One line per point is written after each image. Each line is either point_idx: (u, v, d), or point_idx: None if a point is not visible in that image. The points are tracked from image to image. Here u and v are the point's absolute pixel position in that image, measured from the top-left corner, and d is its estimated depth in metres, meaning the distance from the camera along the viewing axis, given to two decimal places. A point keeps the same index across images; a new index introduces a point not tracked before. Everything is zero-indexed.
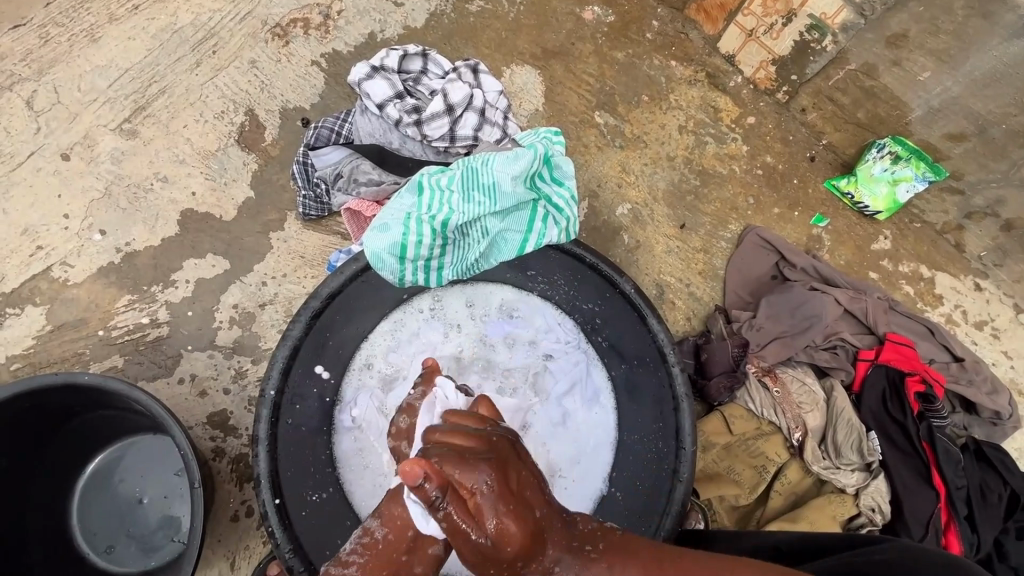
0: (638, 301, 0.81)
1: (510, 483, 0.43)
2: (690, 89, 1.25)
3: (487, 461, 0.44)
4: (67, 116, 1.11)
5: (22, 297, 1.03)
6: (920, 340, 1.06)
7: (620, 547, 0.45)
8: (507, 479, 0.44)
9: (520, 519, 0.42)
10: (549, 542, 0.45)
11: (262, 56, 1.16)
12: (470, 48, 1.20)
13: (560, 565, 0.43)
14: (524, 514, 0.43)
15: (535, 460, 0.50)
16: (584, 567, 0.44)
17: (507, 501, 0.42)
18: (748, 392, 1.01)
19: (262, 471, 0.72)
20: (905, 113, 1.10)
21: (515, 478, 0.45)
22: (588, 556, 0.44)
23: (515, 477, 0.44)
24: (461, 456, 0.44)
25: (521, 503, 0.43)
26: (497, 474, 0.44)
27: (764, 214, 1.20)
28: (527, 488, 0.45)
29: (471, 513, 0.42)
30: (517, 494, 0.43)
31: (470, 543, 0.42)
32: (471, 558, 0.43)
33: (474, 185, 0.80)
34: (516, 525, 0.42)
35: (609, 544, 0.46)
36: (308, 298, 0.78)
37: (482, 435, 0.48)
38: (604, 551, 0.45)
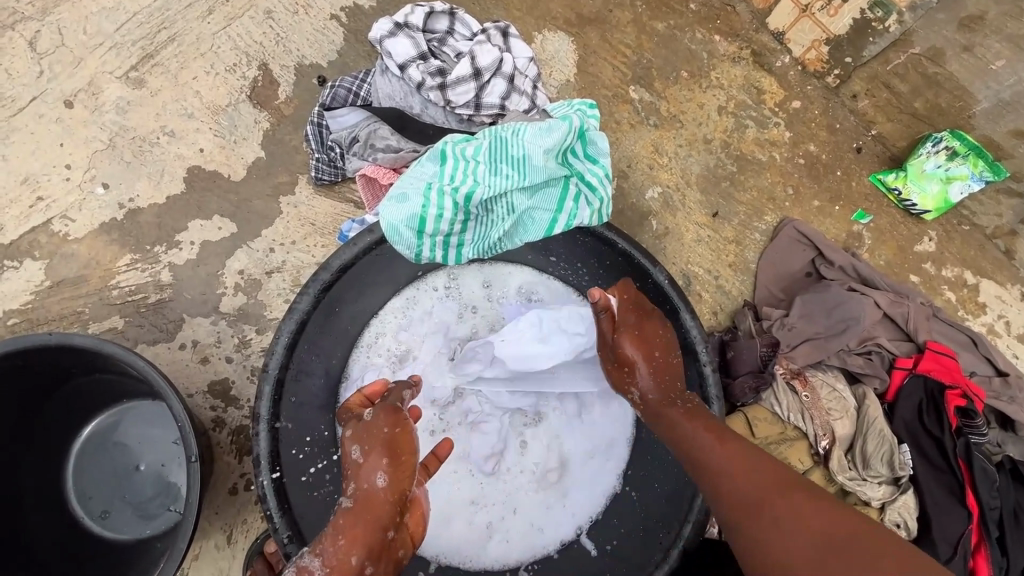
0: (671, 293, 0.75)
1: (643, 330, 0.69)
2: (733, 68, 1.16)
3: (634, 312, 0.71)
4: (71, 60, 1.05)
5: (21, 250, 0.98)
6: (961, 351, 1.00)
7: (693, 412, 0.64)
8: (643, 329, 0.69)
9: (644, 349, 0.69)
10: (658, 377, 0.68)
11: (279, 7, 1.09)
12: (500, 9, 1.12)
13: (650, 387, 0.68)
14: (651, 350, 0.69)
15: (635, 340, 0.69)
16: (661, 398, 0.67)
17: (639, 339, 0.69)
18: (775, 395, 0.96)
19: (263, 451, 0.67)
20: (969, 105, 1.02)
21: (649, 332, 0.70)
22: (671, 401, 0.67)
23: (649, 330, 0.70)
24: (632, 308, 0.71)
25: (653, 347, 0.69)
26: (642, 327, 0.69)
27: (803, 206, 1.13)
28: (660, 343, 0.70)
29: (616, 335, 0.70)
30: (645, 340, 0.69)
31: (610, 352, 0.72)
32: (610, 366, 0.72)
33: (502, 157, 0.74)
34: (642, 354, 0.68)
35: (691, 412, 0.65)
36: (318, 270, 0.71)
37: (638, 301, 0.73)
38: (678, 403, 0.67)
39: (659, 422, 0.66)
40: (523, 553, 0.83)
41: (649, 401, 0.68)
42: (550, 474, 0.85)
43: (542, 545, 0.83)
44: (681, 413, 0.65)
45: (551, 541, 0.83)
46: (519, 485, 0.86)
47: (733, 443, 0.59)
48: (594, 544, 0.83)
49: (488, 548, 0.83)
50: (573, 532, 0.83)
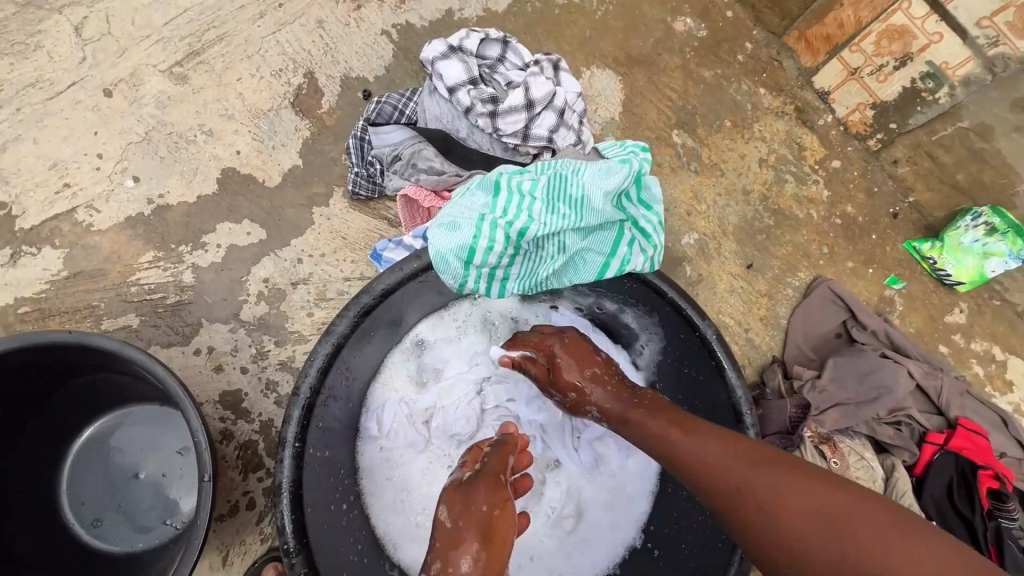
0: (718, 351, 0.71)
1: (570, 347, 0.73)
2: (776, 121, 1.16)
3: (557, 339, 0.74)
4: (116, 50, 1.03)
5: (42, 237, 0.95)
6: (993, 431, 0.98)
7: (660, 405, 0.65)
8: (569, 344, 0.74)
9: (576, 366, 0.72)
10: (609, 380, 0.71)
11: (331, 17, 1.08)
12: (550, 42, 1.12)
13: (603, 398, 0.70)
14: (581, 363, 0.72)
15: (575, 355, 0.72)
16: (626, 408, 0.67)
17: (576, 357, 0.72)
18: (804, 458, 0.92)
19: (285, 481, 0.62)
20: (1013, 183, 1.00)
21: (579, 346, 0.74)
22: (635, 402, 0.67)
23: (577, 343, 0.74)
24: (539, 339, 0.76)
25: (585, 355, 0.73)
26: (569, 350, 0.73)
27: (837, 265, 1.12)
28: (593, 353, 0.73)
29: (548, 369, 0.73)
30: (576, 352, 0.73)
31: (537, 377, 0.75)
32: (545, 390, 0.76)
33: (559, 195, 0.72)
34: (577, 367, 0.71)
35: (654, 404, 0.66)
36: (360, 292, 0.67)
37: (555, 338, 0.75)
38: (641, 403, 0.66)
39: (625, 429, 0.66)
40: None
41: (608, 411, 0.69)
42: (564, 521, 0.82)
43: None
44: (645, 413, 0.64)
45: None
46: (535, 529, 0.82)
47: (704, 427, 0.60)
48: None
49: None
50: None
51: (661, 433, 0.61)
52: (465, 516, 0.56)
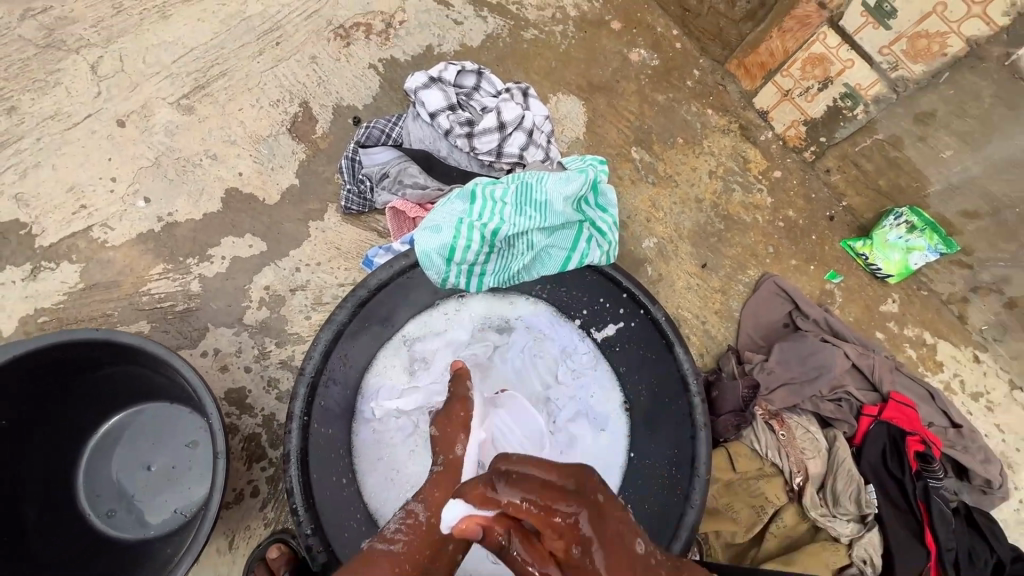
0: (668, 330, 0.83)
1: (603, 534, 0.43)
2: (723, 138, 1.30)
3: (572, 492, 0.44)
4: (128, 85, 1.14)
5: (60, 253, 1.04)
6: (921, 403, 1.11)
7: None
8: (599, 523, 0.43)
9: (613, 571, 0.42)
10: (655, 573, 0.45)
11: (323, 54, 1.21)
12: (520, 72, 1.26)
13: None
14: (618, 568, 0.43)
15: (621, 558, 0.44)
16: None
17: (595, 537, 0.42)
18: (755, 433, 1.05)
19: (292, 449, 0.72)
20: (924, 185, 1.15)
21: (614, 533, 0.44)
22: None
23: (610, 522, 0.44)
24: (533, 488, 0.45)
25: (619, 545, 0.44)
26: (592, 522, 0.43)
27: (782, 263, 1.25)
28: (621, 526, 0.45)
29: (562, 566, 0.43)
30: (608, 539, 0.43)
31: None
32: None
33: (526, 201, 0.85)
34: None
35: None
36: (356, 286, 0.77)
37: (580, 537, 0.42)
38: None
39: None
40: None
41: None
42: None
43: None
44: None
45: None
46: None
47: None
48: None
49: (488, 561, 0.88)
50: None
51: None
52: (449, 422, 0.77)
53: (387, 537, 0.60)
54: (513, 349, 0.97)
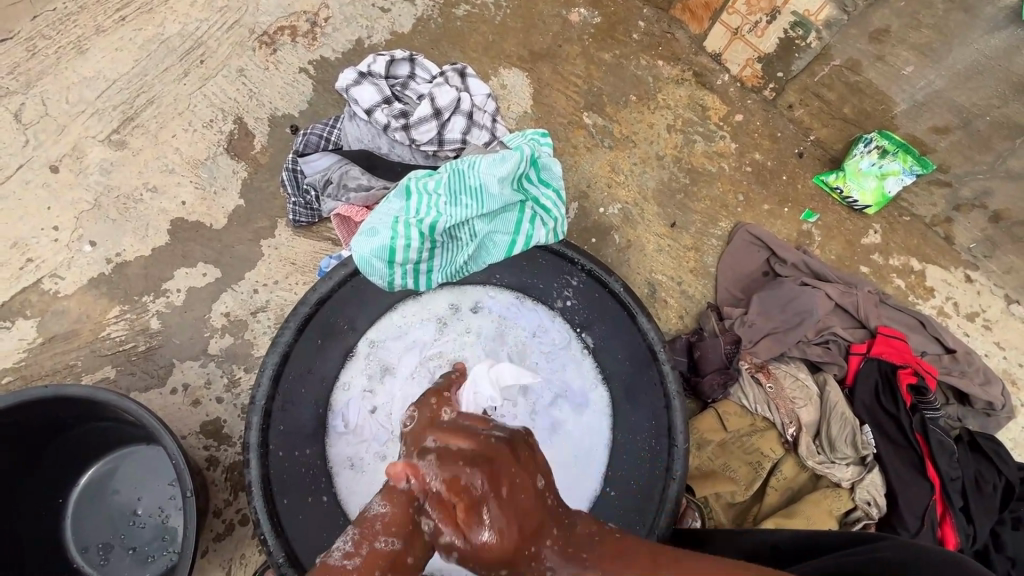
0: (629, 301, 0.83)
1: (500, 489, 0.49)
2: (677, 88, 1.23)
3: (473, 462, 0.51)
4: (56, 128, 1.11)
5: (13, 310, 1.03)
6: (910, 333, 1.09)
7: (616, 554, 0.48)
8: (500, 484, 0.50)
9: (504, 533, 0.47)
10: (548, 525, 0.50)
11: (250, 65, 1.16)
12: (457, 52, 1.20)
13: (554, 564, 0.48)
14: (510, 528, 0.48)
15: (495, 505, 0.49)
16: (577, 569, 0.47)
17: (500, 506, 0.49)
18: (742, 389, 1.03)
19: (253, 478, 0.73)
20: (890, 107, 1.10)
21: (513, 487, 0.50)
22: (576, 554, 0.48)
23: (509, 482, 0.50)
24: (461, 449, 0.54)
25: (514, 513, 0.49)
26: (495, 483, 0.50)
27: (754, 210, 1.20)
28: (528, 498, 0.51)
29: (463, 528, 0.48)
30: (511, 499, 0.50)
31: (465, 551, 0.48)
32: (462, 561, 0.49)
33: (460, 188, 0.86)
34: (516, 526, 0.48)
35: (604, 550, 0.48)
36: (297, 304, 0.79)
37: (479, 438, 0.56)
38: (601, 557, 0.48)
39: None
40: None
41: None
42: None
43: None
44: None
45: None
46: None
47: (675, 562, 0.46)
48: None
49: None
50: None
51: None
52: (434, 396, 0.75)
53: (341, 553, 0.47)
54: (482, 339, 0.93)
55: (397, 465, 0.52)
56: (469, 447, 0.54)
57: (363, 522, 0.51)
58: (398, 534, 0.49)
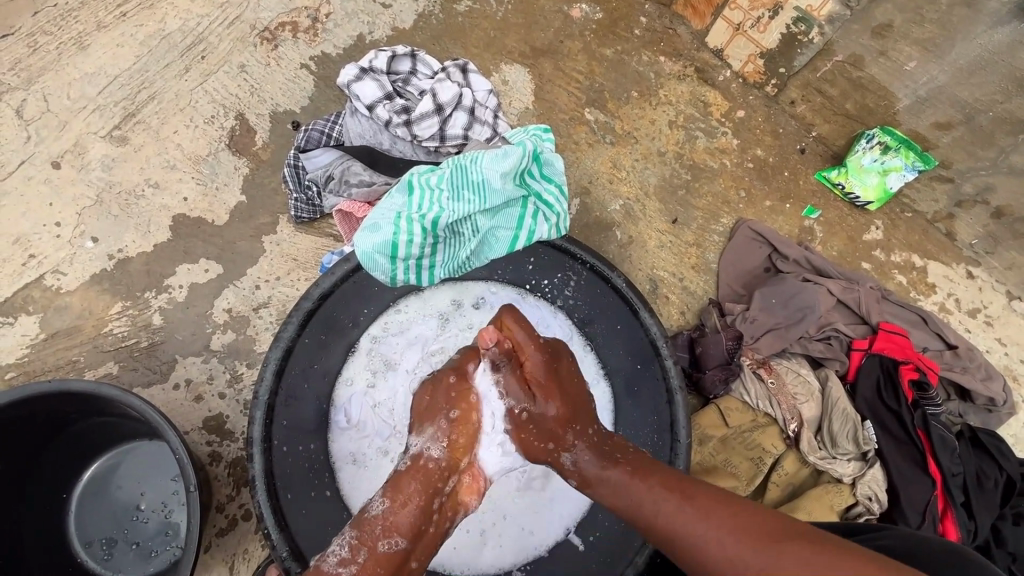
0: (631, 296, 0.84)
1: (556, 372, 0.66)
2: (679, 84, 1.23)
3: (539, 351, 0.67)
4: (57, 124, 1.11)
5: (16, 306, 1.03)
6: (912, 329, 1.09)
7: (642, 464, 0.61)
8: (556, 366, 0.67)
9: (561, 404, 0.64)
10: (591, 423, 0.65)
11: (251, 61, 1.16)
12: (458, 48, 1.20)
13: (586, 456, 0.62)
14: (565, 401, 0.65)
15: (552, 389, 0.65)
16: (606, 463, 0.61)
17: (555, 390, 0.65)
18: (744, 385, 1.03)
19: (258, 472, 0.74)
20: (893, 103, 1.09)
21: (564, 376, 0.67)
22: (610, 461, 0.61)
23: (564, 369, 0.68)
24: (527, 337, 0.68)
25: (569, 397, 0.65)
26: (557, 373, 0.67)
27: (756, 206, 1.20)
28: (576, 390, 0.67)
29: (529, 393, 0.65)
30: (561, 382, 0.66)
31: (527, 415, 0.65)
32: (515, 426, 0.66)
33: (463, 183, 0.85)
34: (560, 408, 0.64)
35: (633, 458, 0.62)
36: (299, 299, 0.80)
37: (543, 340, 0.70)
38: (627, 461, 0.61)
39: (606, 491, 0.60)
40: (516, 556, 0.86)
41: (586, 472, 0.62)
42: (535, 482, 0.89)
43: (533, 547, 0.87)
44: (630, 477, 0.59)
45: (542, 542, 0.87)
46: (507, 493, 0.89)
47: (695, 489, 0.55)
48: (581, 539, 0.87)
49: (483, 554, 0.86)
50: (562, 532, 0.87)
51: (652, 501, 0.56)
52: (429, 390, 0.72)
53: (338, 559, 0.56)
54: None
55: (488, 333, 0.66)
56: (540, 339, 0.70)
57: (362, 525, 0.59)
58: (401, 537, 0.58)
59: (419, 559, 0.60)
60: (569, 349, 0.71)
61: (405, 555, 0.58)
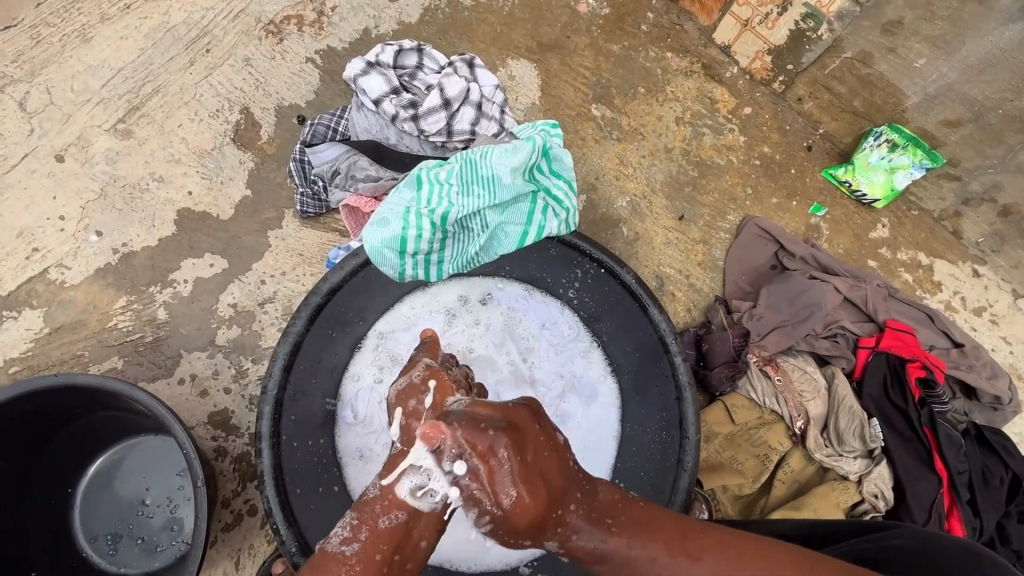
0: (640, 291, 0.83)
1: (525, 457, 0.50)
2: (686, 80, 1.23)
3: (500, 432, 0.51)
4: (61, 117, 1.10)
5: (20, 300, 1.02)
6: (919, 326, 1.09)
7: (639, 522, 0.52)
8: (525, 451, 0.51)
9: (535, 498, 0.50)
10: (573, 488, 0.53)
11: (256, 54, 1.15)
12: (465, 43, 1.19)
13: (575, 527, 0.52)
14: (541, 493, 0.50)
15: (521, 482, 0.50)
16: (602, 537, 0.51)
17: (528, 486, 0.50)
18: (750, 382, 1.03)
19: (266, 467, 0.73)
20: (901, 100, 1.09)
21: (534, 455, 0.51)
22: (608, 526, 0.52)
23: (534, 449, 0.51)
24: (475, 429, 0.51)
25: (543, 481, 0.50)
26: (530, 457, 0.51)
27: (762, 204, 1.20)
28: (551, 470, 0.52)
29: (494, 496, 0.50)
30: (533, 468, 0.51)
31: (494, 520, 0.51)
32: (490, 530, 0.52)
33: (473, 178, 0.85)
34: (534, 502, 0.50)
35: (629, 518, 0.52)
36: (308, 294, 0.79)
37: (496, 410, 0.54)
38: (626, 525, 0.52)
39: (607, 566, 0.51)
40: (524, 552, 0.86)
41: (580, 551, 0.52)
42: None
43: None
44: (632, 548, 0.50)
45: None
46: None
47: (702, 545, 0.49)
48: None
49: (489, 549, 0.86)
50: None
51: (659, 573, 0.49)
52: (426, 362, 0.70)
53: (339, 540, 0.52)
54: (491, 331, 0.93)
55: (432, 429, 0.51)
56: (494, 409, 0.54)
57: (361, 506, 0.54)
58: (401, 510, 0.53)
59: (428, 537, 0.54)
60: (537, 409, 0.55)
61: (406, 530, 0.52)
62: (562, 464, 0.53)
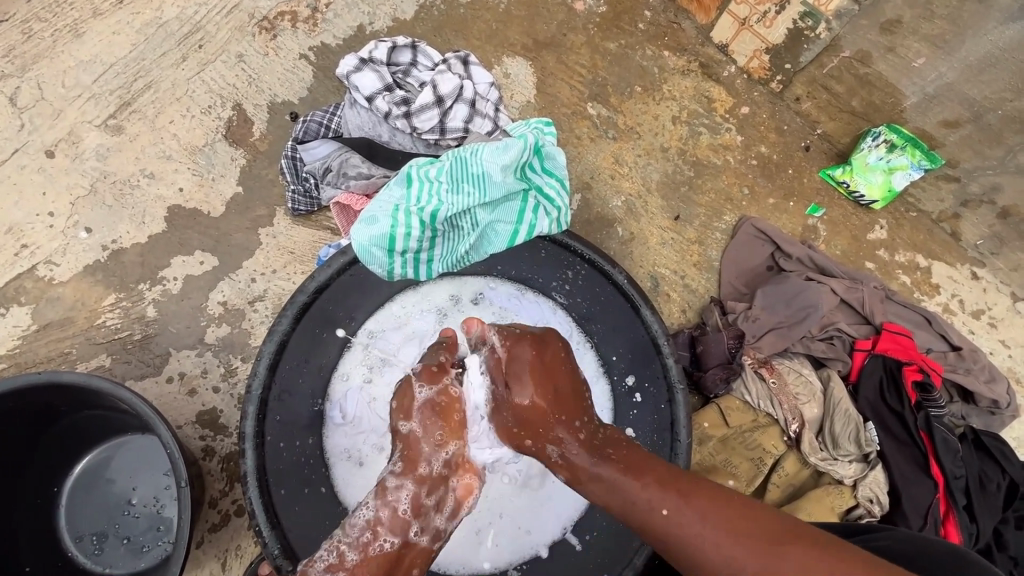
0: (632, 293, 0.82)
1: (545, 360, 0.64)
2: (683, 79, 1.21)
3: (527, 340, 0.66)
4: (52, 112, 1.09)
5: (8, 297, 1.01)
6: (916, 330, 1.07)
7: (635, 460, 0.57)
8: (543, 358, 0.64)
9: (542, 399, 0.61)
10: (582, 418, 0.61)
11: (249, 50, 1.14)
12: (460, 40, 1.18)
13: (574, 448, 0.59)
14: (549, 397, 0.62)
15: (535, 381, 0.62)
16: (597, 462, 0.58)
17: (540, 381, 0.62)
18: (745, 384, 1.02)
19: (250, 467, 0.73)
20: (900, 100, 1.08)
21: (552, 363, 0.64)
22: (601, 451, 0.59)
23: (552, 354, 0.65)
24: (511, 332, 0.68)
25: (553, 387, 0.62)
26: (544, 368, 0.63)
27: (759, 204, 1.19)
28: (565, 385, 0.63)
29: (507, 380, 0.64)
30: (548, 373, 0.63)
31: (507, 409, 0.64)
32: (508, 425, 0.64)
33: (463, 176, 0.84)
34: (541, 396, 0.62)
35: (627, 454, 0.58)
36: (294, 293, 0.78)
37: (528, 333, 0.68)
38: (623, 457, 0.58)
39: (596, 487, 0.57)
40: (514, 555, 0.85)
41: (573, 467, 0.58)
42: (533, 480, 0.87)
43: (530, 546, 0.85)
44: (623, 474, 0.56)
45: (540, 541, 0.86)
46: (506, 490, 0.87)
47: (692, 486, 0.53)
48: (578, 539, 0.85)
49: (480, 552, 0.85)
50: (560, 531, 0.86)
51: (645, 500, 0.53)
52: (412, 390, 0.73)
53: (326, 565, 0.60)
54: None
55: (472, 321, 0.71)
56: (523, 328, 0.69)
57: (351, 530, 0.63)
58: (393, 535, 0.62)
59: (420, 562, 0.63)
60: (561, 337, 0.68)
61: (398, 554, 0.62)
62: (579, 387, 0.64)
